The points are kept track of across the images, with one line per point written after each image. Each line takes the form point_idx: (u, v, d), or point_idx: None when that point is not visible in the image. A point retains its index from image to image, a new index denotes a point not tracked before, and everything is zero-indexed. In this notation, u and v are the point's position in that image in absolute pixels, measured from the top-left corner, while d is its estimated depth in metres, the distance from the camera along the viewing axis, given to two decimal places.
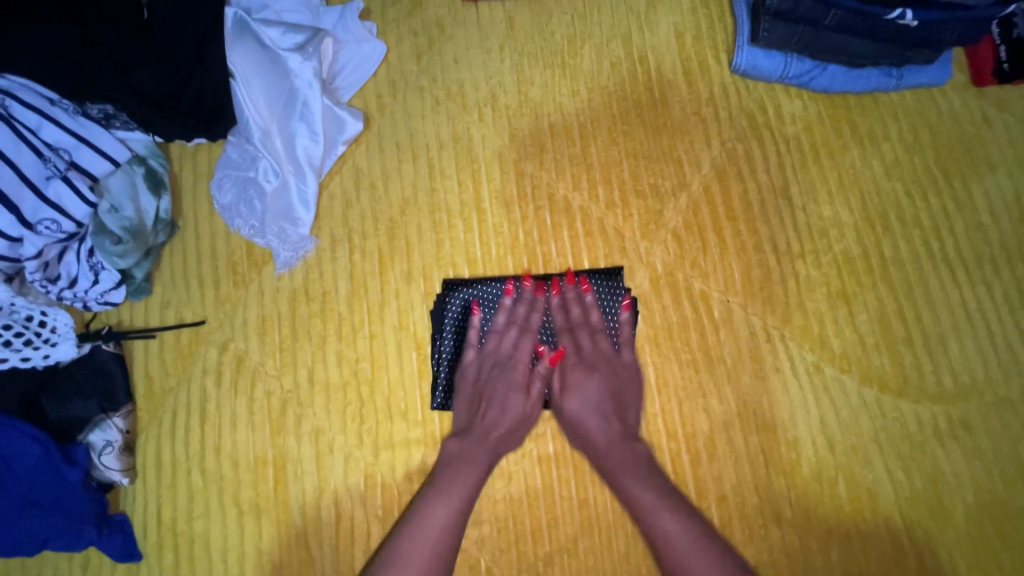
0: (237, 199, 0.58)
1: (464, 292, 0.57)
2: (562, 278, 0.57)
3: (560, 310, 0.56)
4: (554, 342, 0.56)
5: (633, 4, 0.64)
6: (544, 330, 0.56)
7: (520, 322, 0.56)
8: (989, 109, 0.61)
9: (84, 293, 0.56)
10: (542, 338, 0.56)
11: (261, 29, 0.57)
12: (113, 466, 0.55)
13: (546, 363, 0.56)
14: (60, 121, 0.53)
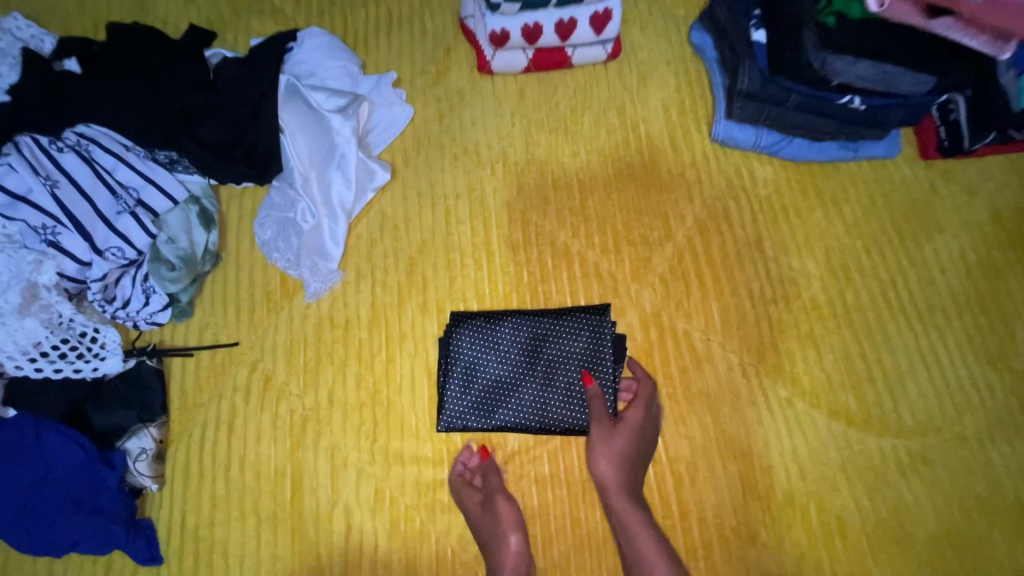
0: (276, 236, 0.67)
1: (469, 324, 0.63)
2: (559, 312, 0.63)
3: (554, 341, 0.62)
4: (552, 371, 0.62)
5: (627, 81, 0.74)
6: (540, 359, 0.62)
7: (520, 353, 0.62)
8: (936, 179, 0.70)
9: (135, 314, 0.62)
10: (541, 368, 0.62)
11: (309, 93, 0.67)
12: (145, 472, 0.60)
13: (544, 391, 0.62)
14: (133, 165, 0.62)
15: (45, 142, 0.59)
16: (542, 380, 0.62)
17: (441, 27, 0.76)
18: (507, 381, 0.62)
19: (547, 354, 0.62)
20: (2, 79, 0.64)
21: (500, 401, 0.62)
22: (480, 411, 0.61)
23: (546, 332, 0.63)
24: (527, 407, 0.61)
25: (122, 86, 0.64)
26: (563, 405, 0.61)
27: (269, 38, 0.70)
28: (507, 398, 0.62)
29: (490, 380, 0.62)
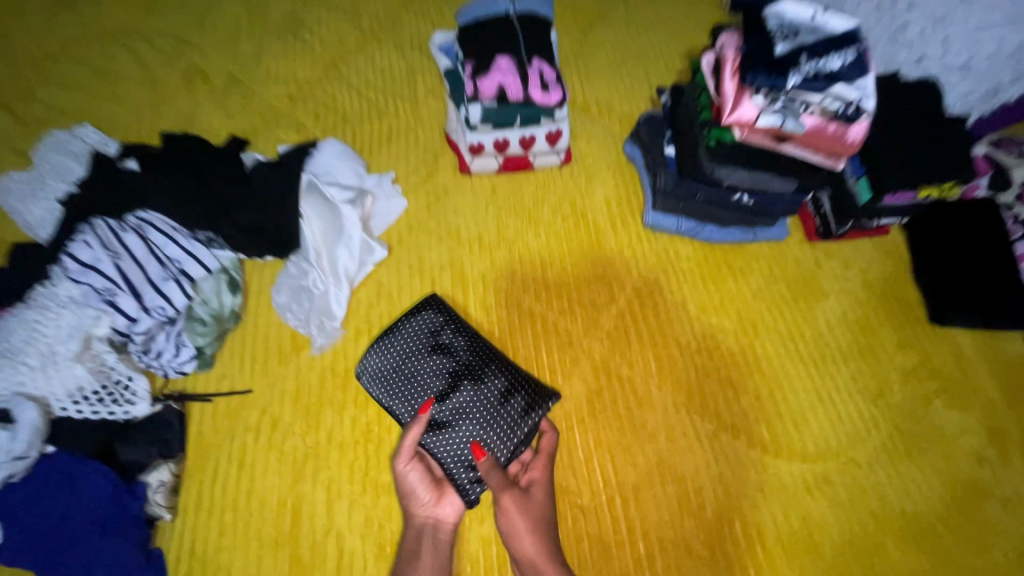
0: (290, 299, 0.81)
1: (433, 316, 0.74)
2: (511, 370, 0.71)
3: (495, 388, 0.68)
4: (466, 409, 0.67)
5: (577, 180, 0.94)
6: (464, 390, 0.68)
7: (450, 372, 0.69)
8: (820, 256, 0.90)
9: (166, 363, 0.74)
10: (459, 401, 0.67)
11: (325, 188, 0.83)
12: (160, 502, 0.68)
13: (446, 418, 0.67)
14: (179, 241, 0.77)
15: (115, 224, 0.74)
16: (453, 413, 0.66)
17: (431, 139, 0.97)
18: (424, 385, 0.69)
19: (469, 391, 0.67)
20: (73, 172, 0.86)
21: (408, 393, 0.69)
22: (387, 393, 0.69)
23: (496, 374, 0.70)
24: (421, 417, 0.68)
25: (174, 181, 0.80)
26: (453, 441, 0.66)
27: (295, 147, 0.89)
28: (414, 399, 0.69)
29: (411, 374, 0.70)
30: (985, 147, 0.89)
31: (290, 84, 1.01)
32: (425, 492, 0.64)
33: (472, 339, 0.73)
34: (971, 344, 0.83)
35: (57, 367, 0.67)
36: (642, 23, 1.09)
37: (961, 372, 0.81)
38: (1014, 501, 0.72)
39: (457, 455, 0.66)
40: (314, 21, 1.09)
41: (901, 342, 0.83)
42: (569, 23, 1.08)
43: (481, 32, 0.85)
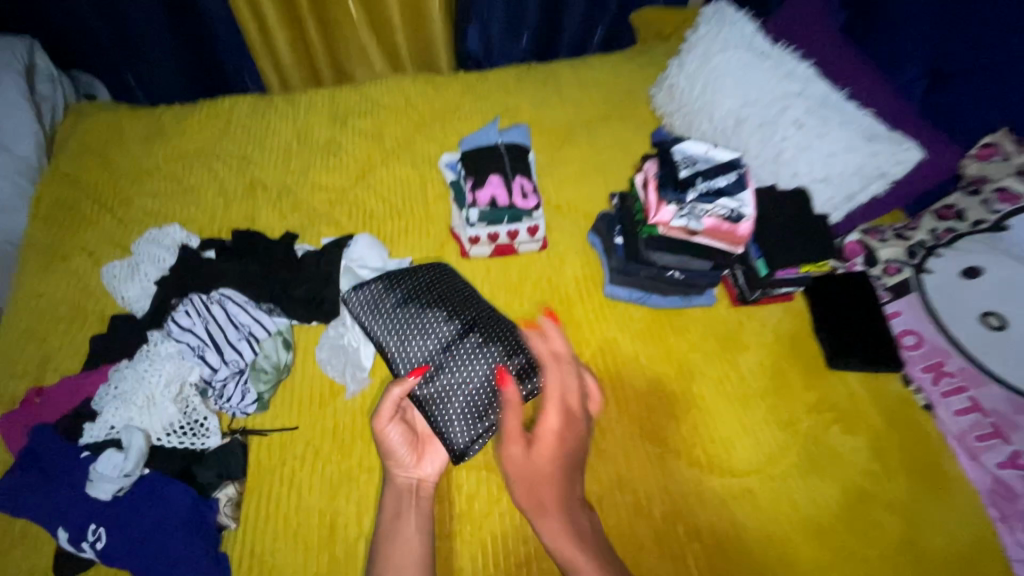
0: (330, 355, 1.03)
1: (434, 284, 1.04)
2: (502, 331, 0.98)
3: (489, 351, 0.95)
4: (460, 362, 0.94)
5: (552, 261, 1.21)
6: (458, 345, 0.96)
7: (446, 329, 0.97)
8: (742, 317, 1.16)
9: (234, 405, 0.95)
10: (454, 354, 0.95)
11: (359, 271, 1.11)
12: (228, 513, 0.87)
13: (442, 368, 0.95)
14: (250, 310, 1.02)
15: (203, 298, 1.01)
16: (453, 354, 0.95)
17: (439, 230, 1.25)
18: (421, 337, 0.97)
19: (463, 349, 0.95)
20: (163, 260, 1.12)
21: (412, 344, 0.97)
22: (398, 330, 0.98)
23: (496, 337, 0.96)
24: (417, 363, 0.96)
25: (245, 267, 1.08)
26: (444, 388, 0.93)
27: (335, 240, 1.16)
28: (413, 348, 0.97)
29: (411, 328, 0.98)
30: (858, 234, 1.16)
31: (330, 191, 1.31)
32: (404, 441, 0.89)
33: (466, 303, 1.01)
34: (861, 385, 1.07)
35: (156, 406, 0.89)
36: (600, 143, 1.42)
37: (853, 406, 1.04)
38: (895, 505, 0.93)
39: (445, 400, 0.93)
40: (347, 142, 1.40)
41: (807, 383, 1.07)
42: (544, 143, 1.42)
43: (478, 156, 1.16)
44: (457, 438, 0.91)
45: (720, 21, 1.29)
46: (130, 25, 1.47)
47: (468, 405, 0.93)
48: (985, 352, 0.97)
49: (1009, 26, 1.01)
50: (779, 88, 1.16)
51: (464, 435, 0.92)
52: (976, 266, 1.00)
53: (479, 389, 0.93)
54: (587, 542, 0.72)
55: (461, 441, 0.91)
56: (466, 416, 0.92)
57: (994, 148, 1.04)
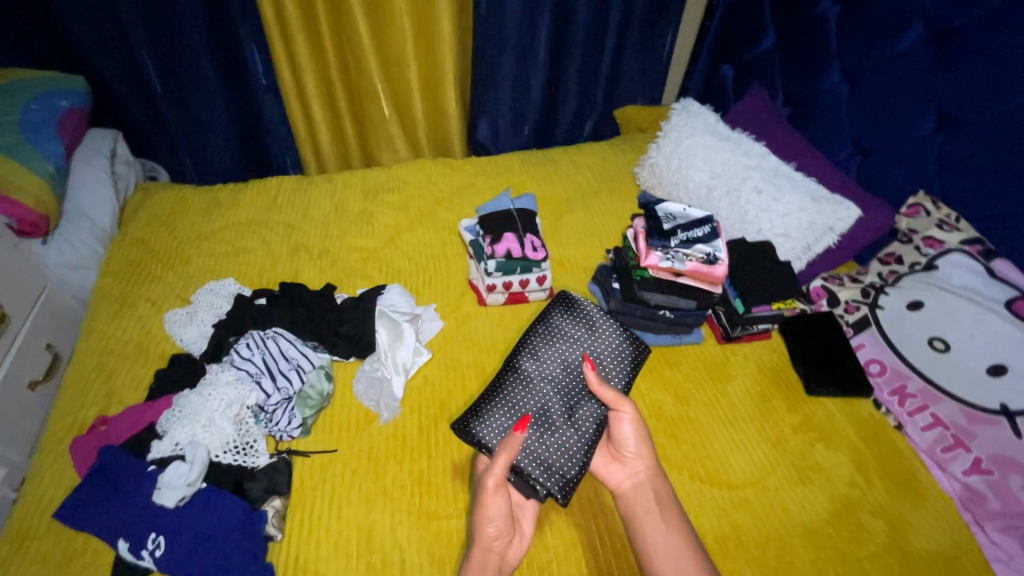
0: (366, 386, 1.16)
1: (604, 362, 1.12)
2: (582, 455, 1.01)
3: (564, 430, 1.04)
4: (546, 424, 1.05)
5: None
6: (563, 423, 1.05)
7: (569, 404, 1.08)
8: (728, 352, 1.31)
9: (282, 429, 1.06)
10: (550, 417, 1.06)
11: (391, 314, 1.25)
12: (273, 525, 0.95)
13: (542, 408, 1.07)
14: (298, 346, 1.16)
15: (261, 333, 1.16)
16: (557, 420, 1.06)
17: (459, 282, 1.43)
18: (556, 377, 1.10)
19: (556, 429, 1.05)
20: (220, 307, 1.28)
21: (549, 374, 1.11)
22: (547, 352, 1.13)
23: (573, 447, 1.02)
24: (533, 373, 1.11)
25: (293, 312, 1.25)
26: (514, 409, 1.06)
27: (370, 289, 1.34)
28: (542, 368, 1.11)
29: (559, 365, 1.12)
30: (821, 281, 1.35)
31: (363, 251, 1.51)
32: (496, 532, 0.87)
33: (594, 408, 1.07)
34: (837, 407, 1.20)
35: (215, 429, 1.01)
36: (594, 212, 1.66)
37: (832, 425, 1.17)
38: (878, 509, 1.03)
39: (507, 414, 1.05)
40: (378, 212, 1.63)
41: (789, 407, 1.20)
42: (548, 212, 1.65)
43: (495, 218, 1.37)
44: (490, 439, 1.02)
45: (688, 114, 1.59)
46: (197, 121, 1.75)
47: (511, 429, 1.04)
48: (936, 372, 1.11)
49: (912, 115, 1.29)
50: (741, 163, 1.42)
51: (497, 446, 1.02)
52: (918, 300, 1.18)
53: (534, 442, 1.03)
54: (661, 504, 0.93)
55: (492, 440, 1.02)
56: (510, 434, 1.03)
57: (918, 207, 1.26)
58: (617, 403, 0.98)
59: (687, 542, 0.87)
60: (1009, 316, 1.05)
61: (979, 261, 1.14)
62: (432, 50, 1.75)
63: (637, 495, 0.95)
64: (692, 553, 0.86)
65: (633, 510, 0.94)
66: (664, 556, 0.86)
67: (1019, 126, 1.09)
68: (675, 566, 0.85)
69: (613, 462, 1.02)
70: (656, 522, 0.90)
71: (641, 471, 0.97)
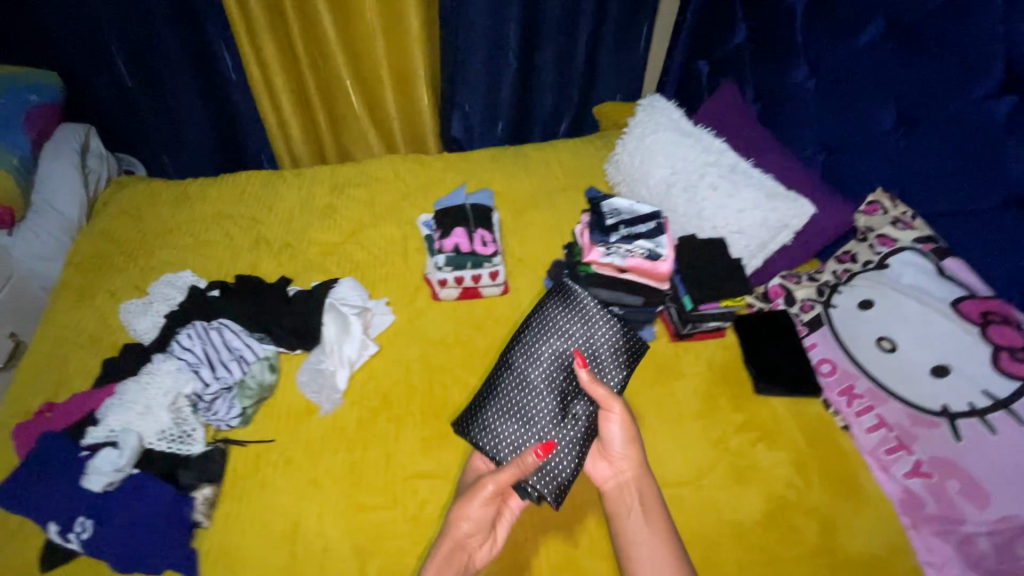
0: (309, 377, 1.17)
1: (600, 354, 1.05)
2: (575, 455, 0.98)
3: (558, 429, 0.99)
4: (538, 424, 1.00)
5: (512, 302, 1.39)
6: (556, 422, 1.00)
7: (560, 399, 1.01)
8: (680, 350, 1.30)
9: (221, 418, 1.08)
10: (541, 415, 1.01)
11: (340, 307, 1.27)
12: (202, 512, 0.97)
13: (533, 405, 1.02)
14: (242, 338, 1.18)
15: (205, 324, 1.19)
16: (550, 417, 1.00)
17: (415, 277, 1.44)
18: (548, 371, 1.03)
19: (549, 429, 1.00)
20: (173, 297, 1.30)
21: (543, 369, 1.04)
22: (540, 343, 1.06)
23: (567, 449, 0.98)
24: (527, 367, 1.04)
25: (243, 303, 1.27)
26: (507, 408, 1.02)
27: (324, 282, 1.35)
28: (536, 360, 1.04)
29: (552, 358, 1.04)
30: (778, 279, 1.33)
31: (324, 245, 1.52)
32: (478, 535, 0.88)
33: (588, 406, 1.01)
34: (784, 407, 1.18)
35: (151, 417, 1.03)
36: (559, 208, 1.65)
37: (776, 425, 1.15)
38: (813, 511, 1.02)
39: (501, 413, 1.02)
40: (342, 207, 1.64)
41: (735, 406, 1.18)
42: (511, 208, 1.65)
43: (449, 214, 1.37)
44: (484, 441, 1.00)
45: (653, 110, 1.57)
46: (170, 116, 1.78)
47: (505, 429, 1.00)
48: (883, 373, 1.08)
49: (871, 110, 1.26)
50: (700, 159, 1.40)
51: (492, 448, 1.00)
52: (869, 300, 1.15)
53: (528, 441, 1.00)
54: (646, 504, 0.91)
55: (487, 442, 1.00)
56: (504, 436, 1.00)
57: (876, 204, 1.21)
58: (606, 402, 0.95)
59: (668, 544, 0.86)
60: (955, 317, 1.02)
61: (931, 260, 1.11)
62: (401, 46, 1.76)
63: (622, 495, 0.94)
64: (672, 557, 0.85)
65: (616, 508, 0.94)
66: (642, 557, 0.85)
67: (971, 122, 1.06)
68: (649, 565, 0.84)
69: (601, 458, 1.01)
70: (638, 521, 0.89)
71: (627, 471, 0.96)
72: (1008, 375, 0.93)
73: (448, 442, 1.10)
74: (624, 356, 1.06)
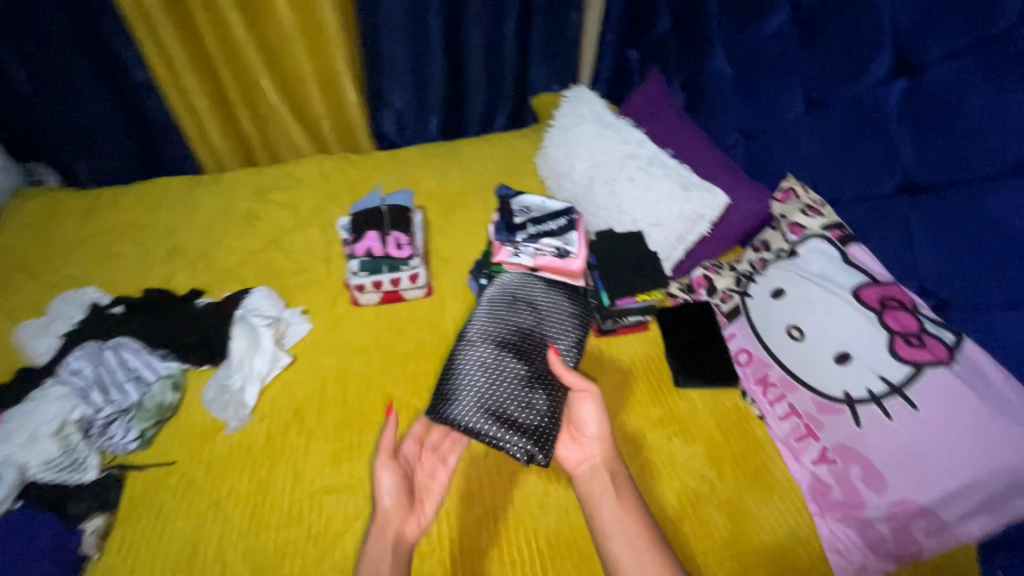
0: (216, 395, 1.13)
1: (554, 331, 1.10)
2: (553, 422, 0.98)
3: (530, 401, 1.00)
4: (510, 398, 1.00)
5: (434, 304, 1.36)
6: (528, 394, 1.00)
7: (528, 373, 1.03)
8: (603, 346, 1.29)
9: (117, 443, 1.05)
10: (515, 387, 1.01)
11: (251, 318, 1.23)
12: (90, 543, 0.93)
13: (502, 378, 1.02)
14: (141, 357, 1.14)
15: (97, 345, 1.14)
16: (524, 390, 1.01)
17: (336, 283, 1.40)
18: (509, 348, 1.06)
19: (523, 402, 0.99)
20: (72, 315, 1.24)
21: (505, 348, 1.06)
22: (498, 326, 1.09)
23: (542, 416, 0.98)
24: (488, 348, 1.05)
25: (145, 318, 1.21)
26: (477, 386, 1.01)
27: (236, 293, 1.31)
28: (493, 342, 1.06)
29: (509, 336, 1.08)
30: (701, 269, 1.33)
31: (242, 252, 1.47)
32: (396, 496, 0.89)
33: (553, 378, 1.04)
34: (702, 399, 1.18)
35: (36, 445, 0.98)
36: (489, 204, 1.62)
37: (692, 418, 1.15)
38: (723, 504, 1.02)
39: (471, 390, 1.00)
40: (264, 211, 1.58)
41: (654, 401, 1.18)
42: (441, 206, 1.61)
43: (364, 217, 1.34)
44: (459, 421, 0.97)
45: (577, 102, 1.55)
46: (79, 122, 1.70)
47: (478, 403, 0.99)
48: (792, 360, 1.09)
49: (782, 98, 1.26)
50: (619, 151, 1.38)
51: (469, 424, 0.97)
52: (780, 289, 1.15)
53: (503, 415, 0.98)
54: (617, 481, 0.87)
55: (464, 418, 0.97)
56: (478, 409, 0.98)
57: (789, 191, 1.23)
58: (579, 386, 0.93)
59: (640, 521, 0.82)
60: (856, 304, 1.02)
61: (837, 246, 1.11)
62: (319, 41, 1.70)
63: (593, 477, 0.90)
64: (646, 534, 0.80)
65: (588, 491, 0.88)
66: (617, 537, 0.80)
67: (869, 106, 1.06)
68: (626, 545, 0.79)
69: (571, 442, 0.97)
70: (609, 501, 0.84)
71: (597, 454, 0.92)
72: (902, 359, 0.94)
73: (360, 455, 1.06)
74: (574, 330, 1.12)
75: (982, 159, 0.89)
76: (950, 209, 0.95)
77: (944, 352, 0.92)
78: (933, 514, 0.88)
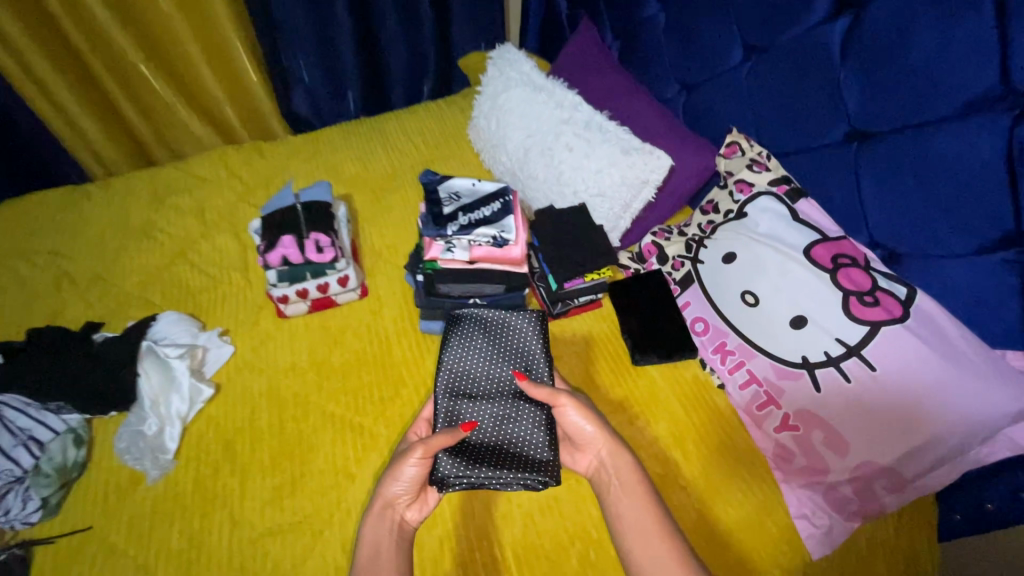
0: (129, 444, 1.00)
1: (516, 351, 1.00)
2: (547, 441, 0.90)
3: (516, 432, 0.91)
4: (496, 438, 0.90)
5: (371, 306, 1.24)
6: (511, 428, 0.91)
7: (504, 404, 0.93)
8: (555, 331, 1.22)
9: (14, 517, 0.91)
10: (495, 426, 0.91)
11: (159, 349, 1.08)
12: None
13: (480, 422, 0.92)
14: (30, 414, 0.99)
15: None
16: (505, 423, 0.92)
17: (258, 294, 1.26)
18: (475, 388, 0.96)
19: (508, 437, 0.90)
20: None
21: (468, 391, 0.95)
22: (456, 366, 0.98)
23: (533, 441, 0.90)
24: (453, 396, 0.94)
25: (31, 365, 1.03)
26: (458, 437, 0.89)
27: (140, 321, 1.15)
28: (457, 386, 0.96)
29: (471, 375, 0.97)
30: (650, 237, 1.25)
31: (145, 271, 1.30)
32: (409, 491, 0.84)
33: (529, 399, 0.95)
34: (661, 375, 1.14)
35: None
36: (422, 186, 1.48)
37: (653, 396, 1.11)
38: (691, 484, 0.99)
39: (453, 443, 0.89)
40: (165, 219, 1.40)
41: (613, 383, 1.13)
42: (368, 194, 1.47)
43: (277, 219, 1.19)
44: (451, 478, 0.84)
45: (503, 63, 1.41)
46: None
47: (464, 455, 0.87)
48: (748, 327, 1.03)
49: (720, 44, 1.16)
50: (553, 117, 1.27)
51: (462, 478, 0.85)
52: (730, 252, 1.09)
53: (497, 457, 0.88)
54: (623, 474, 0.83)
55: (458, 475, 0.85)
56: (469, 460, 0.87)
57: (734, 145, 1.14)
58: (553, 398, 0.89)
59: (651, 512, 0.78)
60: (808, 264, 0.98)
61: (786, 203, 1.06)
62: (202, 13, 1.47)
63: (601, 474, 0.87)
64: (659, 525, 0.77)
65: (601, 484, 0.85)
66: (631, 533, 0.77)
67: (811, 49, 0.98)
68: (641, 538, 0.76)
69: (575, 449, 0.93)
70: (621, 496, 0.81)
71: (600, 448, 0.87)
72: (858, 320, 0.91)
73: (304, 487, 0.97)
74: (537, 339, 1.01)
75: (930, 100, 0.83)
76: (899, 156, 0.89)
77: (898, 308, 0.90)
78: (896, 471, 0.88)
